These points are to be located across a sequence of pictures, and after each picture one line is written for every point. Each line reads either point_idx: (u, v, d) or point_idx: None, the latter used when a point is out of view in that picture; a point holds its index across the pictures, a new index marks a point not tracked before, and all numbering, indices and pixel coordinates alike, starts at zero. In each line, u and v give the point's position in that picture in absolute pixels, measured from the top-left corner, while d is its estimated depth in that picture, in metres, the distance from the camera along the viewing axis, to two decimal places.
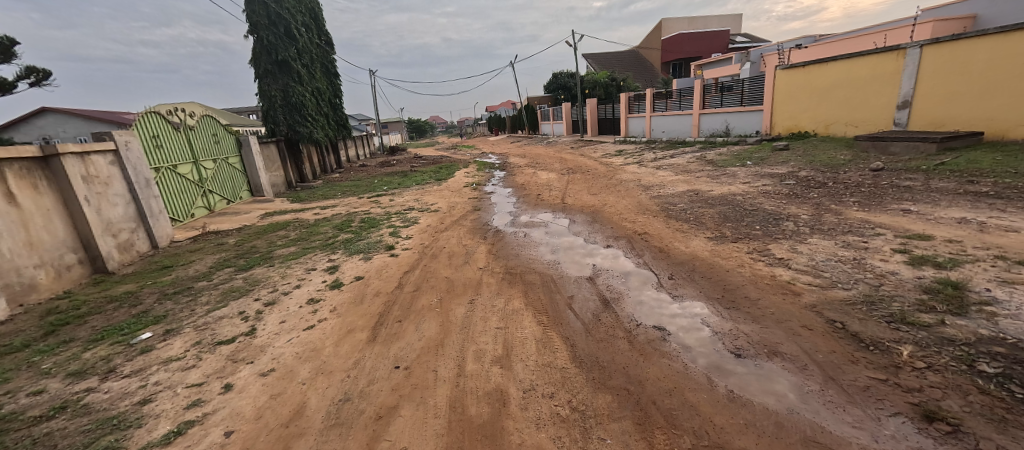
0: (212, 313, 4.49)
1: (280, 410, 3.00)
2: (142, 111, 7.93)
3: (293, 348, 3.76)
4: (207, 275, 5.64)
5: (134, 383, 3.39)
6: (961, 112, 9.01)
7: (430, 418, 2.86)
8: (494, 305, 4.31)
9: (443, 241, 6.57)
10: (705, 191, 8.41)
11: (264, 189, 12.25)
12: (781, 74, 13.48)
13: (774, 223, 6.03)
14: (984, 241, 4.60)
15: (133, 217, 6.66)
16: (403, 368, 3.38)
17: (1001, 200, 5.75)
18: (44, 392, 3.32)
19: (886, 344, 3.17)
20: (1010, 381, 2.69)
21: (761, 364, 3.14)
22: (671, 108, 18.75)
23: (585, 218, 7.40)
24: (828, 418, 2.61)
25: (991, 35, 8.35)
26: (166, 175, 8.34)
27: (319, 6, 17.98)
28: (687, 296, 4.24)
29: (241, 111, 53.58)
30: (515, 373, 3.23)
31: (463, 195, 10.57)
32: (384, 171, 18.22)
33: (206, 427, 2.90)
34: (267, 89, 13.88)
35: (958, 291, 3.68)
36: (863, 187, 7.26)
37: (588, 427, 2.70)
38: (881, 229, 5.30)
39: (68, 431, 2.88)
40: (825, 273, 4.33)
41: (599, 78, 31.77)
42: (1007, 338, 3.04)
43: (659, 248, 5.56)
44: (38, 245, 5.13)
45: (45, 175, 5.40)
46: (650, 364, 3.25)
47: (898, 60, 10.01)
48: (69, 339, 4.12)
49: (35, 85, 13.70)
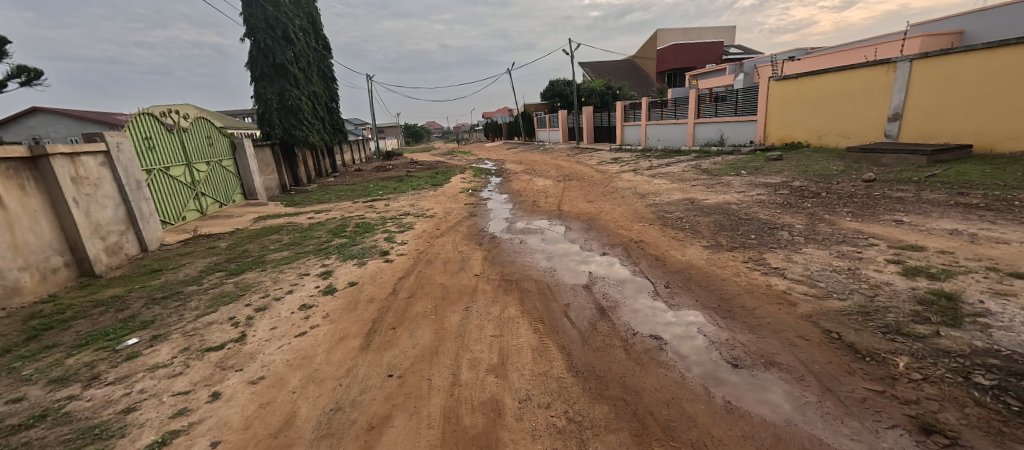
0: (201, 319, 4.40)
1: (269, 420, 2.93)
2: (137, 112, 7.86)
3: (283, 355, 3.69)
4: (197, 279, 5.55)
5: (119, 390, 3.30)
6: (950, 126, 9.12)
7: (424, 428, 2.81)
8: (489, 312, 4.28)
9: (438, 247, 6.51)
10: (700, 200, 8.48)
11: (258, 192, 12.11)
12: (775, 85, 13.65)
13: (769, 232, 6.06)
14: (976, 253, 4.63)
15: (123, 219, 6.56)
16: (397, 377, 3.33)
17: (991, 213, 5.81)
18: (23, 400, 3.22)
19: (882, 355, 3.17)
20: (1006, 393, 2.69)
21: (756, 373, 3.12)
22: (665, 117, 18.94)
23: (581, 225, 7.39)
24: (825, 430, 2.59)
25: (979, 50, 8.49)
26: (157, 178, 8.20)
27: (316, 13, 18.04)
28: (683, 305, 4.21)
29: (238, 114, 53.92)
30: (510, 382, 3.19)
31: (459, 200, 10.59)
32: (379, 175, 18.25)
33: (193, 437, 2.82)
34: (263, 92, 13.79)
35: (952, 302, 3.69)
36: (856, 198, 7.33)
37: (585, 439, 2.66)
38: (875, 239, 5.34)
39: (49, 441, 2.79)
40: (821, 283, 4.33)
41: (596, 86, 32.08)
42: (1002, 350, 3.04)
43: (655, 256, 5.54)
44: (23, 248, 5.02)
45: (33, 176, 5.30)
46: (647, 374, 3.22)
47: (888, 74, 10.16)
48: (52, 344, 4.01)
49: (24, 84, 13.47)
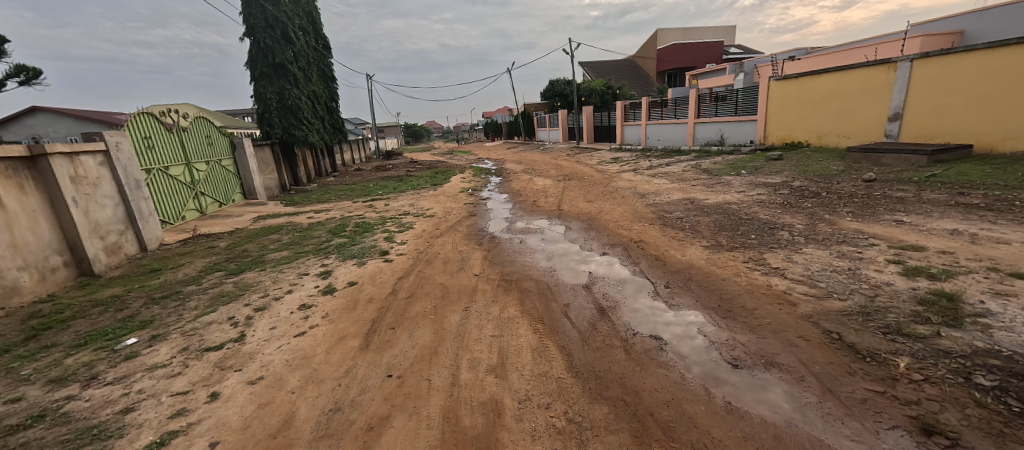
0: (200, 319, 4.38)
1: (268, 421, 2.92)
2: (137, 112, 7.85)
3: (282, 355, 3.67)
4: (196, 279, 5.54)
5: (117, 391, 3.29)
6: (950, 126, 9.11)
7: (423, 429, 2.80)
8: (489, 312, 4.27)
9: (438, 247, 6.50)
10: (700, 199, 8.47)
11: (258, 192, 12.10)
12: (775, 85, 13.63)
13: (769, 231, 6.05)
14: (977, 253, 4.62)
15: (122, 219, 6.54)
16: (396, 377, 3.32)
17: (991, 213, 5.79)
18: (22, 400, 3.21)
19: (882, 355, 3.16)
20: (1006, 394, 2.68)
21: (756, 374, 3.11)
22: (666, 117, 18.92)
23: (581, 225, 7.37)
24: (825, 431, 2.58)
25: (980, 50, 8.48)
26: (156, 177, 8.19)
27: (316, 12, 18.03)
28: (683, 305, 4.20)
29: (238, 113, 53.88)
30: (510, 383, 3.18)
31: (459, 199, 10.59)
32: (378, 175, 18.24)
33: (191, 437, 2.81)
34: (263, 91, 13.78)
35: (953, 303, 3.68)
36: (856, 198, 7.32)
37: (585, 439, 2.65)
38: (875, 239, 5.33)
39: (46, 441, 2.78)
40: (821, 283, 4.32)
41: (596, 85, 32.07)
42: (1003, 351, 3.03)
43: (656, 256, 5.52)
44: (22, 247, 5.01)
45: (32, 176, 5.29)
46: (647, 375, 3.21)
47: (889, 74, 10.15)
48: (51, 344, 4.00)
49: (24, 84, 13.44)
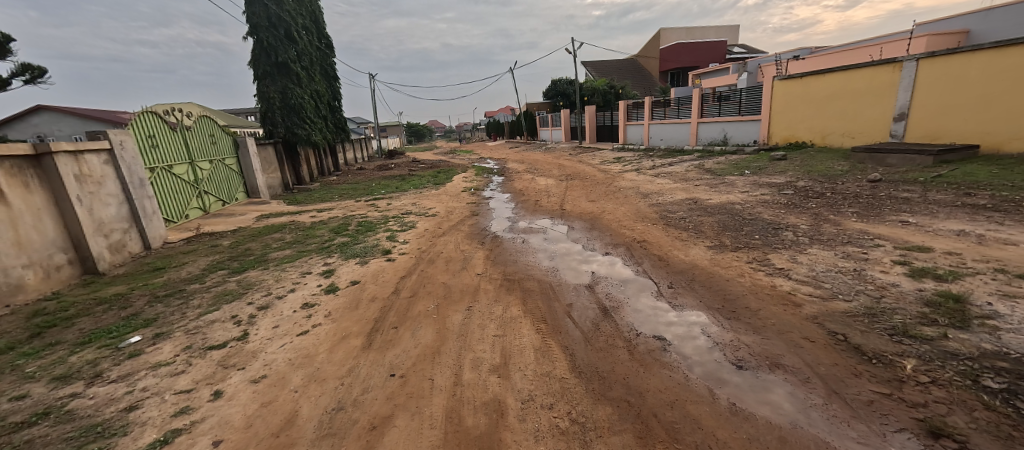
0: (203, 317, 4.38)
1: (271, 420, 2.92)
2: (140, 110, 7.86)
3: (285, 354, 3.67)
4: (199, 277, 5.54)
5: (121, 389, 3.29)
6: (956, 126, 9.05)
7: (426, 428, 2.79)
8: (492, 312, 4.26)
9: (440, 247, 6.48)
10: (703, 199, 8.43)
11: (260, 191, 12.14)
12: (779, 85, 13.56)
13: (773, 232, 6.02)
14: (984, 254, 4.58)
15: (126, 217, 6.56)
16: (399, 376, 3.31)
17: (998, 214, 5.75)
18: (26, 397, 3.22)
19: (888, 357, 3.13)
20: (1015, 397, 2.65)
21: (760, 375, 3.09)
22: (669, 116, 18.85)
23: (583, 225, 7.34)
24: (831, 433, 2.56)
25: (987, 50, 8.40)
26: (160, 176, 8.22)
27: (319, 12, 18.05)
28: (687, 305, 4.18)
29: (241, 112, 53.92)
30: (513, 383, 3.17)
31: (461, 199, 10.57)
32: (380, 174, 18.24)
33: (195, 435, 2.81)
34: (266, 91, 13.80)
35: (960, 305, 3.65)
36: (861, 198, 7.28)
37: (588, 440, 2.63)
38: (880, 240, 5.29)
39: (51, 439, 2.79)
40: (825, 284, 4.29)
41: (598, 85, 32.02)
42: (1010, 353, 3.00)
43: (659, 256, 5.50)
44: (27, 245, 5.03)
45: (37, 174, 5.31)
46: (651, 375, 3.19)
47: (894, 73, 10.08)
48: (55, 342, 4.02)
49: (29, 82, 13.51)
